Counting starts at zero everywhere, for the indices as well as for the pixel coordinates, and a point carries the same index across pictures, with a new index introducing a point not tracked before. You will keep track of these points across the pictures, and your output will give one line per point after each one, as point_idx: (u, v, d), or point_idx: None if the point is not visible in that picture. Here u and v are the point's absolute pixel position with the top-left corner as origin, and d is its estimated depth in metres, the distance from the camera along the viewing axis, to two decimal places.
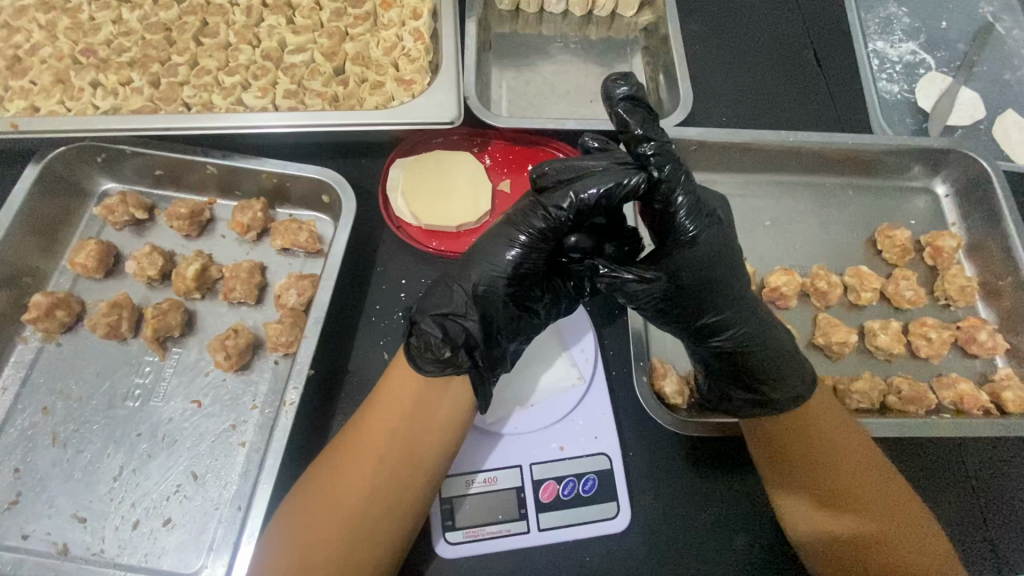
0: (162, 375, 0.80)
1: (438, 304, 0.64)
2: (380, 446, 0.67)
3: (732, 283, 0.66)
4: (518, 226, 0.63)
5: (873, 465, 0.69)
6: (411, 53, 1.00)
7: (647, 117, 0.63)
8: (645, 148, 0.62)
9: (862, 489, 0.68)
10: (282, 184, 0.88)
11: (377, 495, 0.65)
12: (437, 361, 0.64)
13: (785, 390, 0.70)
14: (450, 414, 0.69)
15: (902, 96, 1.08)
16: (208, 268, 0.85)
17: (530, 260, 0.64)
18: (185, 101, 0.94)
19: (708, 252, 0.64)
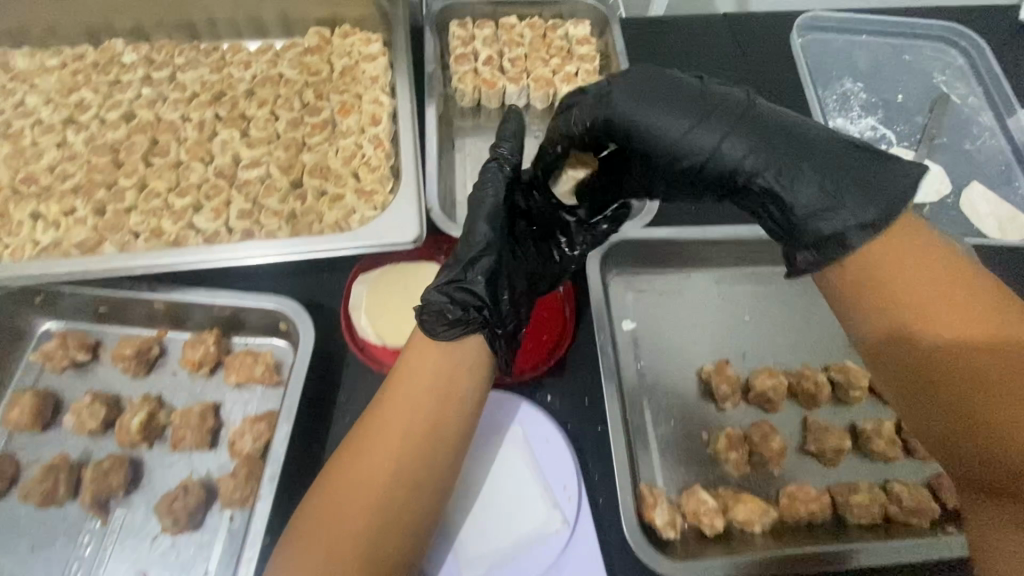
0: (104, 543, 0.73)
1: (439, 281, 0.72)
2: (404, 422, 0.66)
3: (674, 112, 0.69)
4: (482, 207, 0.77)
5: (946, 271, 0.55)
6: (371, 161, 0.97)
7: (517, 127, 0.84)
8: (504, 150, 0.82)
9: (938, 324, 0.53)
10: (236, 314, 0.83)
11: (402, 478, 0.64)
12: (450, 323, 0.69)
13: (813, 189, 0.62)
14: (474, 391, 0.69)
15: None
16: (156, 414, 0.79)
17: (497, 224, 0.76)
18: (131, 228, 0.89)
19: (630, 104, 0.70)
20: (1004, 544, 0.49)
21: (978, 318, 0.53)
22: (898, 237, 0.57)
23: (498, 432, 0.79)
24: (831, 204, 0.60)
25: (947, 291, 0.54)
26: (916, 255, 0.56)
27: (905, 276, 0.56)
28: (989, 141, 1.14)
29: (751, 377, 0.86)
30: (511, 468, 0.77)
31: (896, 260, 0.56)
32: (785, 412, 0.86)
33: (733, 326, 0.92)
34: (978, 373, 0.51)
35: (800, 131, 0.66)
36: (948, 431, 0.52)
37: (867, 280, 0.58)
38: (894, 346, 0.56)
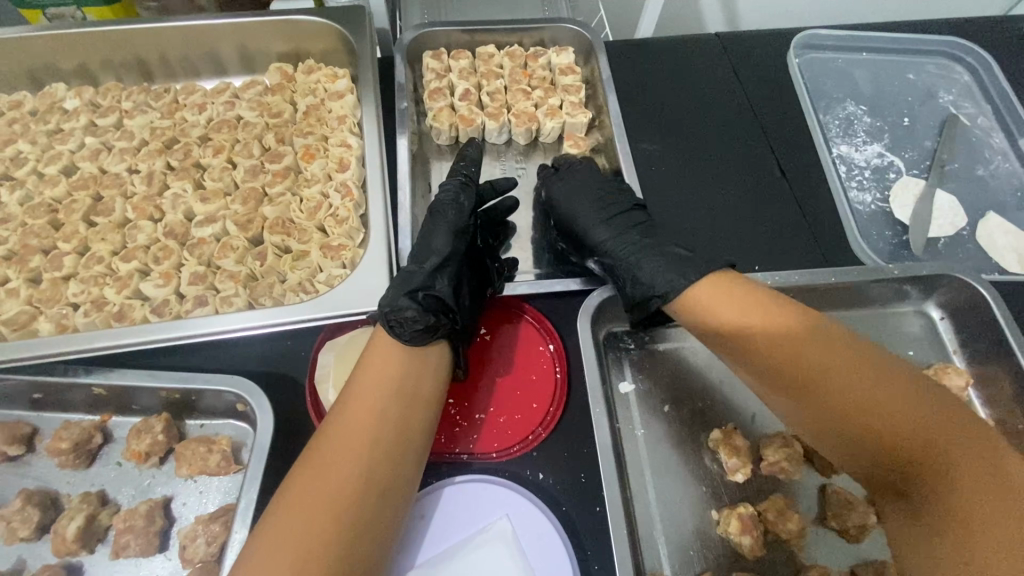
0: None
1: (406, 288, 0.75)
2: (369, 422, 0.65)
3: (591, 204, 0.86)
4: (443, 224, 0.82)
5: (762, 305, 0.69)
6: (339, 212, 0.88)
7: (475, 157, 0.93)
8: (464, 172, 0.90)
9: (803, 368, 0.65)
10: (188, 397, 0.75)
11: (370, 479, 0.62)
12: (422, 329, 0.71)
13: (655, 267, 0.77)
14: (434, 386, 0.71)
15: (875, 207, 1.00)
16: (97, 515, 0.70)
17: (455, 234, 0.82)
18: (70, 300, 0.80)
19: (561, 193, 0.89)
20: (910, 543, 0.57)
21: (810, 350, 0.65)
22: (738, 293, 0.70)
23: (486, 525, 0.70)
24: (644, 281, 0.77)
25: (800, 337, 0.66)
26: (761, 305, 0.69)
27: (760, 325, 0.68)
28: (1002, 164, 1.07)
29: (763, 444, 0.78)
30: (499, 571, 0.67)
31: (748, 315, 0.69)
32: (801, 480, 0.78)
33: (740, 383, 0.84)
34: (839, 402, 0.62)
35: (668, 248, 0.80)
36: (838, 452, 0.63)
37: (738, 343, 0.69)
38: (756, 373, 0.69)
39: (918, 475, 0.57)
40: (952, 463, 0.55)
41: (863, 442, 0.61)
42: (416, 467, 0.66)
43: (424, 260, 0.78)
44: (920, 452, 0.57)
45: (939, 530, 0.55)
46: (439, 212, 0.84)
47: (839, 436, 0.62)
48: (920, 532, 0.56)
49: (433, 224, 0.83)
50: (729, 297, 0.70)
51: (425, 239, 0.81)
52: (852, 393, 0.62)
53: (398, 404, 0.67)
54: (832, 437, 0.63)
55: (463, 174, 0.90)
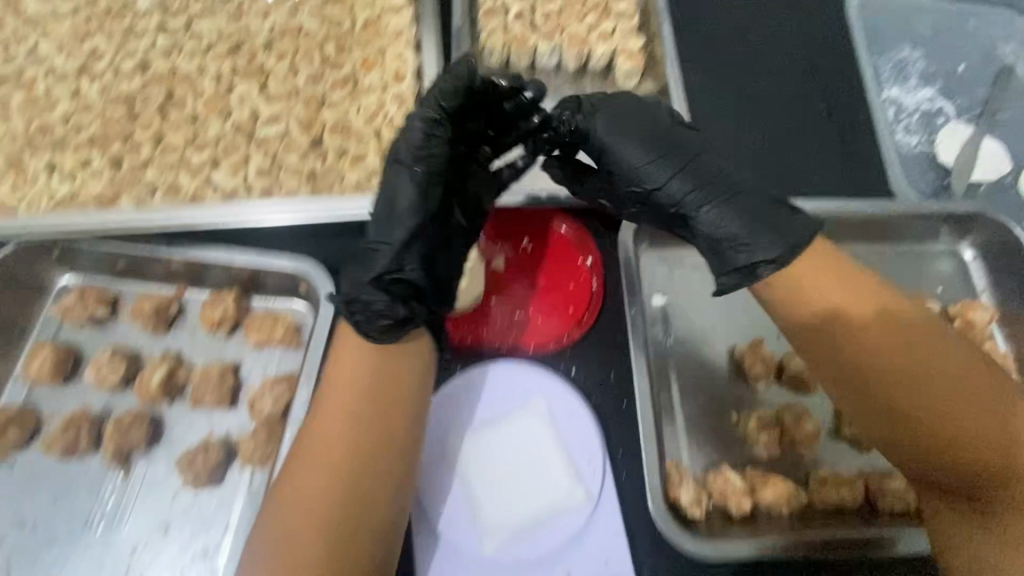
0: (130, 492, 0.76)
1: (367, 275, 0.69)
2: (348, 406, 0.65)
3: (643, 145, 0.75)
4: (416, 160, 0.71)
5: (857, 293, 0.68)
6: (395, 120, 0.92)
7: (467, 71, 0.71)
8: (439, 100, 0.72)
9: (898, 359, 0.65)
10: (255, 274, 0.82)
11: (361, 486, 0.63)
12: (388, 326, 0.67)
13: (742, 221, 0.71)
14: (414, 357, 0.69)
15: (920, 149, 1.01)
16: (176, 371, 0.79)
17: (425, 180, 0.71)
18: (148, 183, 0.86)
19: (608, 129, 0.75)
20: (971, 550, 0.63)
21: (900, 343, 0.65)
22: (835, 275, 0.69)
23: (522, 402, 0.77)
24: (748, 243, 0.70)
25: (890, 324, 0.66)
26: (850, 288, 0.68)
27: (872, 329, 0.66)
28: None
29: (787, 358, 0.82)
30: (534, 440, 0.74)
31: (832, 290, 0.68)
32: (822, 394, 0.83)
33: None
34: (938, 421, 0.63)
35: (749, 193, 0.74)
36: (916, 437, 0.64)
37: (832, 329, 0.68)
38: (847, 366, 0.67)
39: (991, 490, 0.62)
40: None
41: (937, 444, 0.63)
42: (402, 453, 0.66)
43: (389, 231, 0.70)
44: (1003, 476, 0.61)
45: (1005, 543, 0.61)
46: (407, 150, 0.71)
47: (930, 437, 0.63)
48: (971, 526, 0.63)
49: (396, 159, 0.72)
50: (823, 280, 0.69)
51: (389, 184, 0.72)
52: (931, 373, 0.64)
53: (379, 376, 0.67)
54: (910, 450, 0.65)
55: (437, 105, 0.72)
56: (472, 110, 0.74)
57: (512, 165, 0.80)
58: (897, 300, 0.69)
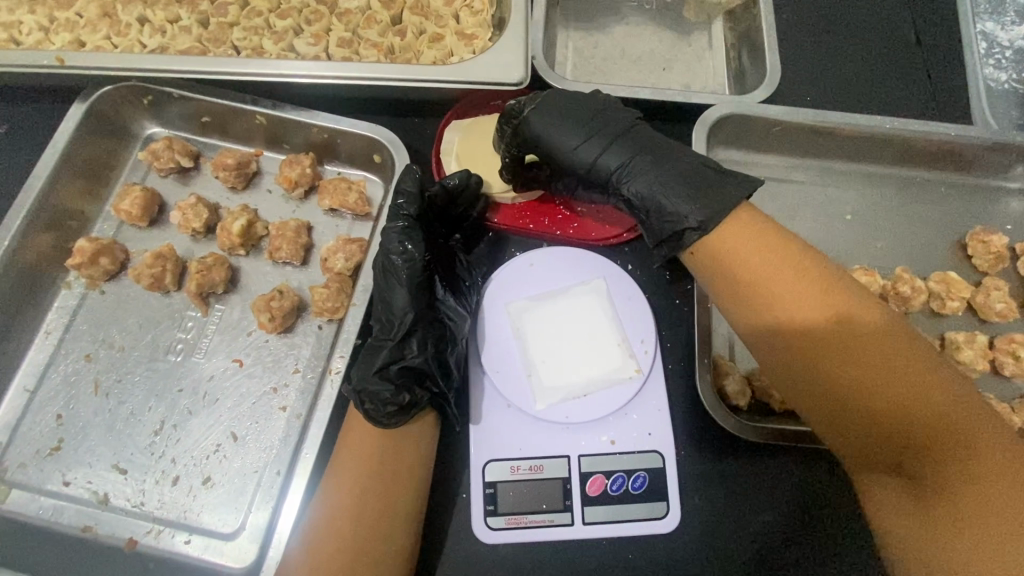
0: (205, 331, 0.79)
1: (374, 365, 0.70)
2: (358, 475, 0.66)
3: (576, 121, 0.75)
4: (407, 238, 0.74)
5: (786, 253, 0.63)
6: (474, 5, 0.92)
7: (405, 181, 0.77)
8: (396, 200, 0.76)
9: (812, 320, 0.59)
10: (332, 139, 0.84)
11: (367, 500, 0.64)
12: (397, 409, 0.67)
13: (672, 187, 0.70)
14: (420, 452, 0.69)
15: (1009, 86, 0.97)
16: (254, 224, 0.81)
17: (418, 295, 0.73)
18: (234, 44, 0.89)
19: (538, 118, 0.75)
20: (898, 516, 0.55)
21: (825, 305, 0.60)
22: (750, 232, 0.65)
23: (580, 283, 0.79)
24: (678, 200, 0.69)
25: (812, 282, 0.61)
26: (770, 247, 0.64)
27: (781, 283, 0.61)
28: None
29: None
30: (589, 315, 0.77)
31: (756, 257, 0.63)
32: None
33: (831, 224, 0.88)
34: (851, 374, 0.57)
35: (685, 162, 0.71)
36: (826, 404, 0.59)
37: (747, 285, 0.63)
38: (772, 333, 0.61)
39: (916, 445, 0.54)
40: (974, 446, 0.52)
41: (860, 406, 0.56)
42: (414, 478, 0.67)
43: (395, 299, 0.72)
44: (931, 435, 0.54)
45: (935, 504, 0.53)
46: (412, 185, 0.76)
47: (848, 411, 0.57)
48: (912, 505, 0.54)
49: (411, 275, 0.73)
50: (736, 237, 0.65)
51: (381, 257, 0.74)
52: (840, 337, 0.58)
53: (380, 470, 0.66)
54: (825, 416, 0.59)
55: (402, 206, 0.76)
56: (441, 216, 0.80)
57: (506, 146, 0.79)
58: (817, 258, 0.63)
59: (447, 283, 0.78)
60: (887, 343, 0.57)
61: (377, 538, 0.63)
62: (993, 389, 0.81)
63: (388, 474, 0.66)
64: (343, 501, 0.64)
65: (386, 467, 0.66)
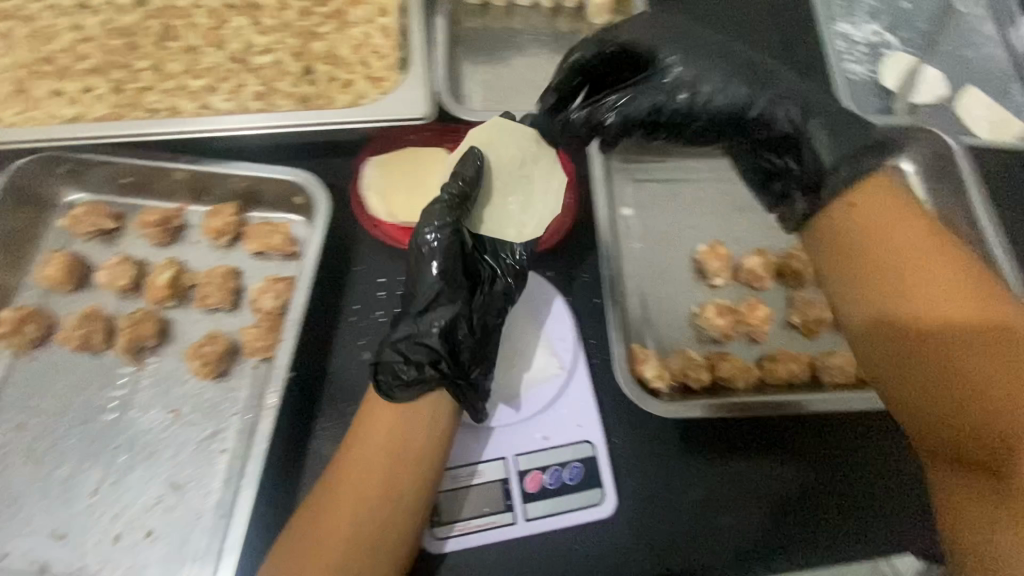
0: (139, 385, 0.80)
1: (391, 334, 0.71)
2: (375, 454, 0.69)
3: (715, 58, 0.79)
4: (444, 225, 0.72)
5: (885, 221, 0.66)
6: (380, 50, 0.99)
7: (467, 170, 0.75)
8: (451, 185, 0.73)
9: (927, 291, 0.61)
10: (254, 187, 0.88)
11: (376, 480, 0.67)
12: (406, 384, 0.69)
13: (815, 129, 0.75)
14: (430, 435, 0.70)
15: (867, 77, 1.10)
16: (181, 275, 0.84)
17: (449, 265, 0.72)
18: (150, 107, 0.93)
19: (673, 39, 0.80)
20: (978, 508, 0.54)
21: (954, 284, 0.60)
22: (893, 204, 0.67)
23: None
24: (832, 143, 0.73)
25: (924, 253, 0.63)
26: (904, 218, 0.66)
27: (900, 245, 0.64)
28: (991, 50, 1.16)
29: (742, 259, 0.91)
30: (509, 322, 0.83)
31: (887, 241, 0.65)
32: (773, 290, 0.91)
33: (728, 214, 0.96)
34: (951, 345, 0.58)
35: (844, 120, 0.75)
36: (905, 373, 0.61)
37: (869, 263, 0.65)
38: (884, 319, 0.63)
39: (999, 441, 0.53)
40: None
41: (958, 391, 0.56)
42: (427, 462, 0.69)
43: (423, 270, 0.72)
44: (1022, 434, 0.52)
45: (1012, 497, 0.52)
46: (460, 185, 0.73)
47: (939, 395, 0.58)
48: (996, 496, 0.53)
49: (442, 249, 0.72)
50: (845, 219, 0.69)
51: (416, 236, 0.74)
52: (937, 295, 0.60)
53: (392, 452, 0.69)
54: (917, 397, 0.60)
55: (447, 191, 0.73)
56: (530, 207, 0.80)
57: (610, 95, 0.81)
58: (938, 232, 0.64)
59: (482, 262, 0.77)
60: (989, 315, 0.58)
61: (380, 518, 0.66)
62: None
63: (394, 455, 0.69)
64: (346, 485, 0.68)
65: (395, 449, 0.69)
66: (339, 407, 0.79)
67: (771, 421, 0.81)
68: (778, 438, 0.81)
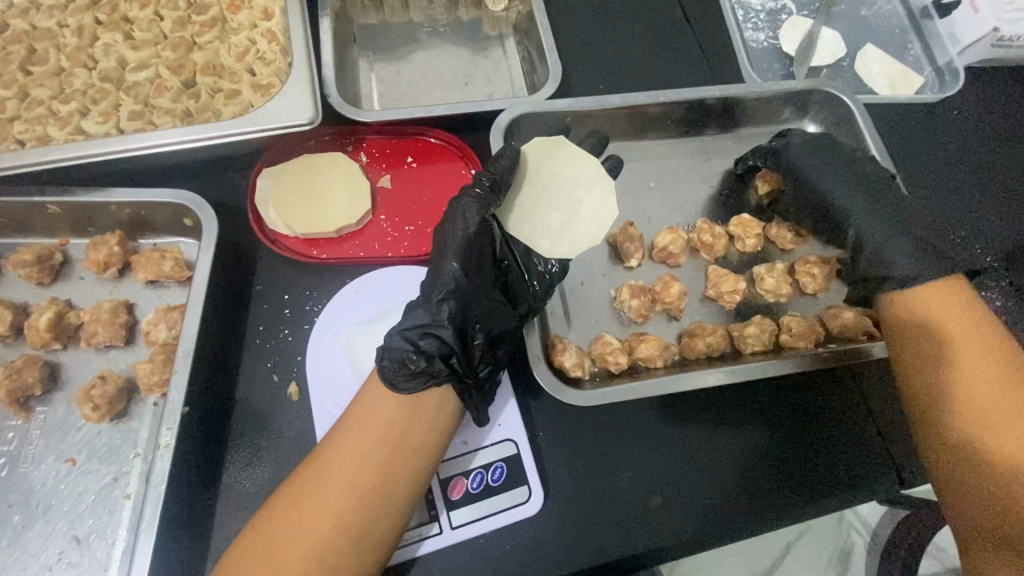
0: (29, 437, 0.75)
1: (405, 323, 0.71)
2: (368, 446, 0.67)
3: (835, 173, 0.88)
4: (481, 210, 0.76)
5: (966, 307, 0.74)
6: (267, 56, 0.94)
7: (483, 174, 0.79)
8: (484, 180, 0.78)
9: (942, 362, 0.71)
10: (138, 213, 0.83)
11: (367, 474, 0.65)
12: (413, 373, 0.68)
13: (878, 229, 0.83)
14: (427, 432, 0.69)
15: (768, 43, 1.10)
16: (65, 314, 0.78)
17: (467, 258, 0.74)
18: (17, 138, 0.87)
19: (805, 155, 0.90)
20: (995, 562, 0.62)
21: (1003, 365, 0.69)
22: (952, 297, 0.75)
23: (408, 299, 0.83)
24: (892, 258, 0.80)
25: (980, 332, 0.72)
26: (958, 309, 0.74)
27: (961, 342, 0.71)
28: (884, 7, 1.18)
29: (655, 238, 0.90)
30: None
31: (963, 326, 0.72)
32: (687, 266, 0.91)
33: (640, 193, 0.95)
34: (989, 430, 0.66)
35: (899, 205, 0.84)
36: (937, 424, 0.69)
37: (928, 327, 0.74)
38: (950, 399, 0.69)
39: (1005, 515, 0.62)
40: None
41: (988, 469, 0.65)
42: (421, 459, 0.68)
43: (446, 262, 0.73)
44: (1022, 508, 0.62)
45: None
46: (491, 176, 0.78)
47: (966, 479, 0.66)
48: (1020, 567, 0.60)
49: (467, 241, 0.74)
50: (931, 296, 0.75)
51: (454, 213, 0.76)
52: (979, 382, 0.68)
53: (386, 445, 0.67)
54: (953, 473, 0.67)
55: (485, 185, 0.78)
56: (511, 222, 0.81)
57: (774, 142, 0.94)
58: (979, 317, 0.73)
59: (514, 267, 0.79)
60: (994, 411, 0.66)
61: (367, 514, 0.64)
62: (803, 308, 0.90)
63: (391, 449, 0.67)
64: (327, 482, 0.65)
65: (393, 442, 0.67)
66: (249, 435, 0.76)
67: (704, 393, 0.82)
68: (720, 409, 0.81)
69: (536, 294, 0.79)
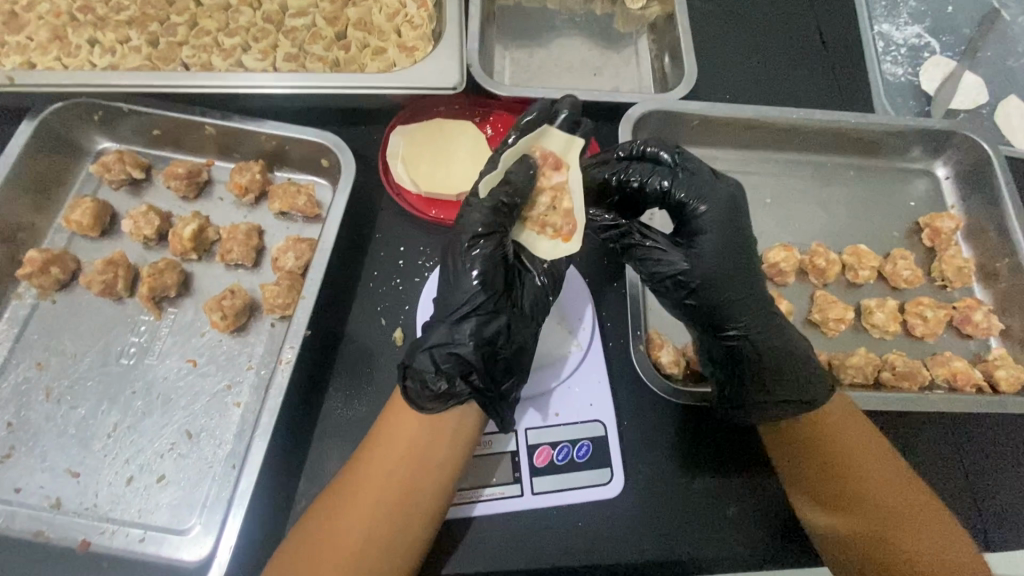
0: (158, 334, 0.81)
1: (424, 342, 0.66)
2: (395, 463, 0.66)
3: (697, 245, 0.70)
4: (492, 232, 0.67)
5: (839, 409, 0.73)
6: (414, 19, 0.97)
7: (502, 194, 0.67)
8: (497, 198, 0.67)
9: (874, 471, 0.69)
10: (281, 147, 0.89)
11: (391, 495, 0.64)
12: (436, 395, 0.64)
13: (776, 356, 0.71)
14: (451, 449, 0.67)
15: (906, 79, 1.07)
16: (205, 229, 0.84)
17: (488, 270, 0.66)
18: (183, 61, 0.93)
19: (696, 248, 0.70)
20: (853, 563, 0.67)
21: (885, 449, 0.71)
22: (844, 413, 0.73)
23: None
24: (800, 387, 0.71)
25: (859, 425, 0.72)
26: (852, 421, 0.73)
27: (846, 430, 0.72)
28: None
29: (766, 252, 0.90)
30: None
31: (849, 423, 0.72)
32: (794, 286, 0.90)
33: (754, 208, 0.95)
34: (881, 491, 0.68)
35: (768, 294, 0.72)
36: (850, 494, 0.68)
37: (832, 466, 0.70)
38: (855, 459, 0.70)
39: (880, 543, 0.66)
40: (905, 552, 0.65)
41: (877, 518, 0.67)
42: (446, 477, 0.66)
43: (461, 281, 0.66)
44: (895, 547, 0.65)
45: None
46: (506, 195, 0.67)
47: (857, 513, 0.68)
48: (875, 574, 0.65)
49: (482, 255, 0.66)
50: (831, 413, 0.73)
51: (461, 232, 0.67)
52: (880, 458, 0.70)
53: (410, 464, 0.65)
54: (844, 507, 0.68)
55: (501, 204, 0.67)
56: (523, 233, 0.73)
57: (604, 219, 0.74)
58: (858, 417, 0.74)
59: (522, 271, 0.72)
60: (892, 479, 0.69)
61: (396, 530, 0.63)
62: (906, 349, 0.88)
63: (413, 468, 0.65)
64: (358, 499, 0.64)
65: (415, 465, 0.65)
66: (353, 370, 0.80)
67: None
68: None
69: (549, 293, 0.72)
